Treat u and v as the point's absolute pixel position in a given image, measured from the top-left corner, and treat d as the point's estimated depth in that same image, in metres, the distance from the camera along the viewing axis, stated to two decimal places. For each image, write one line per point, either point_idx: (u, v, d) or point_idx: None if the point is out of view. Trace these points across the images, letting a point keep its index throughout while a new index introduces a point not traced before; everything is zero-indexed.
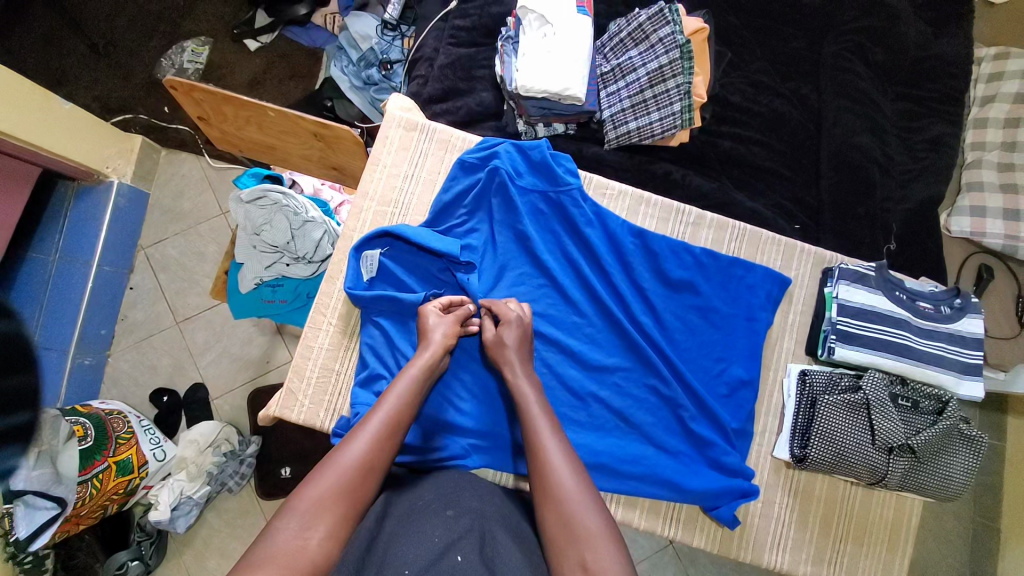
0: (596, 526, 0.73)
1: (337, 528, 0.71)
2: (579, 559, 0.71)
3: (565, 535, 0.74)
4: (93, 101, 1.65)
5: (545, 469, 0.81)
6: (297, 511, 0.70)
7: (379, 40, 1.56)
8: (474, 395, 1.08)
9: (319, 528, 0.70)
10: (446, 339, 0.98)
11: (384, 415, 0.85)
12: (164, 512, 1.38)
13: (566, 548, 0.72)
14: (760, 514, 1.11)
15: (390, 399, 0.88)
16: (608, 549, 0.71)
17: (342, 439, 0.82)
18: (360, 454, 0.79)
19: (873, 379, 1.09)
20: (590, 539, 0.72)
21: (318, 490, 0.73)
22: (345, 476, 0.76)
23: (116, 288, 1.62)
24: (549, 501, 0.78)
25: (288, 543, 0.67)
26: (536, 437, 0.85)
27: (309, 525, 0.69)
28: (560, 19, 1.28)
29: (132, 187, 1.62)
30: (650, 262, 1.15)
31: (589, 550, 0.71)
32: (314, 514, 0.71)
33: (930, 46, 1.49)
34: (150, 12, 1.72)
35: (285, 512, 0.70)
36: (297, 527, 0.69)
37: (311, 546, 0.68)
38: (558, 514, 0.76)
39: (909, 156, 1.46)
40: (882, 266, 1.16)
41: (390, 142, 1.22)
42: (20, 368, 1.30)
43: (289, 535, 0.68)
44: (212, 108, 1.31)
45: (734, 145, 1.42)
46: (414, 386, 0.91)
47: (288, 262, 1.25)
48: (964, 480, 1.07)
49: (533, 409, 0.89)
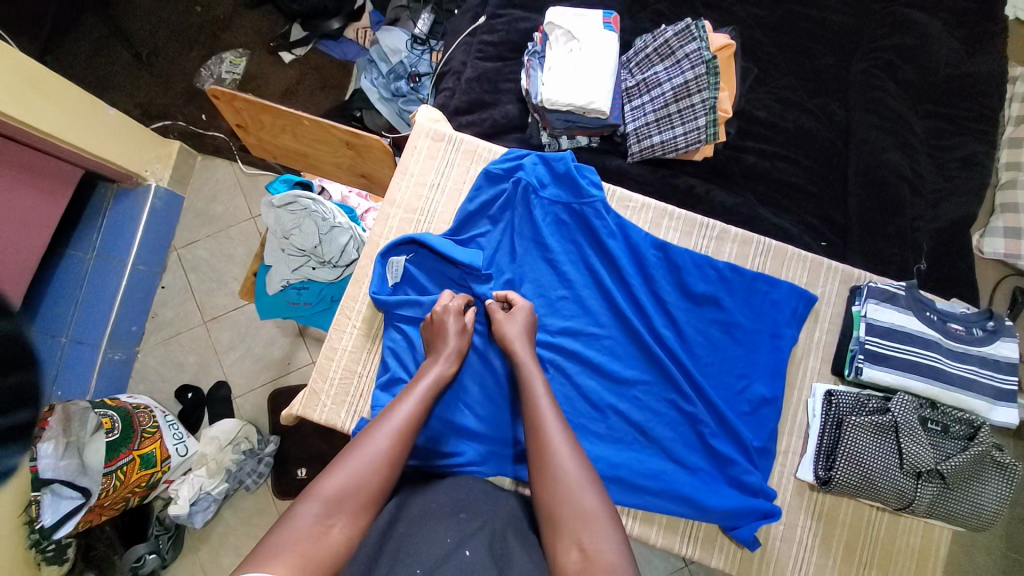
0: (591, 506, 0.74)
1: (357, 515, 0.73)
2: (576, 540, 0.71)
3: (563, 513, 0.74)
4: (134, 107, 1.74)
5: (543, 450, 0.82)
6: (319, 498, 0.71)
7: (409, 53, 1.61)
8: (483, 396, 1.08)
9: (341, 517, 0.71)
10: (459, 340, 1.01)
11: (410, 412, 0.87)
12: (183, 506, 1.41)
13: (563, 529, 0.73)
14: (781, 536, 1.08)
15: (409, 397, 0.90)
16: (605, 531, 0.71)
17: (363, 432, 0.83)
18: (381, 447, 0.80)
19: (901, 401, 1.06)
20: (586, 520, 0.73)
21: (339, 480, 0.75)
22: (366, 469, 0.77)
23: (148, 287, 1.68)
24: (547, 483, 0.78)
25: (310, 528, 0.68)
26: (535, 416, 0.87)
27: (330, 514, 0.71)
28: (587, 35, 1.31)
29: (169, 190, 1.68)
30: (672, 275, 1.15)
31: (586, 532, 0.71)
32: (338, 502, 0.72)
33: (962, 65, 1.47)
34: (191, 24, 1.80)
35: (305, 498, 0.71)
36: (318, 514, 0.70)
37: (333, 535, 0.69)
38: (554, 494, 0.77)
39: (940, 175, 1.43)
40: (912, 286, 1.13)
41: (418, 151, 1.25)
42: (20, 366, 1.32)
43: (309, 521, 0.69)
44: (251, 116, 1.36)
45: (759, 160, 1.42)
46: (429, 390, 0.92)
47: (315, 266, 1.27)
48: (996, 509, 1.03)
49: (536, 392, 0.91)
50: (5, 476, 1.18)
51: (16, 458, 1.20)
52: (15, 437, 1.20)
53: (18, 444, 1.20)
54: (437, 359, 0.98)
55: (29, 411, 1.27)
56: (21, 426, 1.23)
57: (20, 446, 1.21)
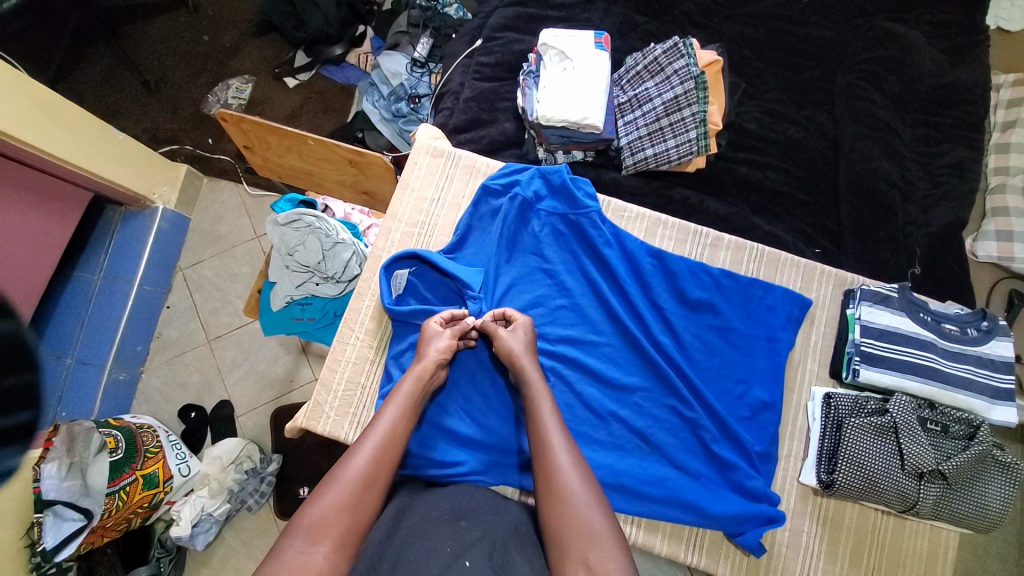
0: (598, 526, 0.74)
1: (342, 541, 0.73)
2: (583, 560, 0.71)
3: (569, 534, 0.75)
4: (143, 133, 1.80)
5: (549, 471, 0.82)
6: (302, 527, 0.72)
7: (408, 76, 1.67)
8: (481, 405, 1.09)
9: (325, 542, 0.72)
10: (442, 352, 1.01)
11: (389, 427, 0.88)
12: (185, 528, 1.40)
13: (570, 548, 0.73)
14: (787, 542, 1.08)
15: (387, 413, 0.90)
16: (610, 550, 0.71)
17: (346, 452, 0.84)
18: (361, 468, 0.81)
19: (900, 402, 1.07)
20: (593, 539, 0.73)
21: (324, 505, 0.75)
22: (351, 490, 0.78)
23: (154, 306, 1.70)
24: (554, 502, 0.79)
25: (295, 558, 0.68)
26: (539, 437, 0.87)
27: (314, 541, 0.71)
28: (580, 54, 1.36)
29: (175, 212, 1.72)
30: (668, 282, 1.17)
31: (593, 550, 0.72)
32: (320, 529, 0.72)
33: (945, 74, 1.51)
34: (199, 52, 1.88)
35: (290, 530, 0.72)
36: (303, 543, 0.70)
37: (317, 560, 0.69)
38: (560, 512, 0.77)
39: (930, 181, 1.46)
40: (905, 288, 1.15)
41: (418, 168, 1.29)
42: (23, 367, 1.37)
43: (295, 551, 0.69)
44: (256, 137, 1.41)
45: (750, 170, 1.45)
46: (408, 404, 0.92)
47: (318, 282, 1.30)
48: (1001, 509, 1.03)
49: (536, 408, 0.91)
50: (5, 476, 1.20)
51: (14, 458, 1.23)
52: (18, 437, 1.27)
53: (18, 445, 1.25)
54: (417, 371, 0.98)
55: (30, 413, 1.36)
56: (20, 428, 1.29)
57: (19, 448, 1.25)
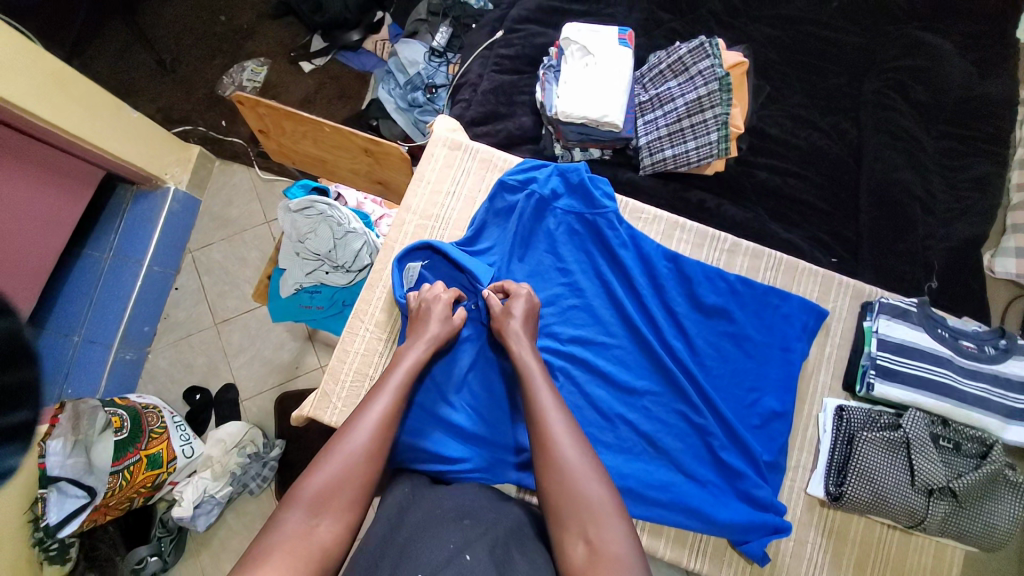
0: (599, 499, 0.75)
1: (343, 511, 0.74)
2: (583, 534, 0.72)
3: (568, 507, 0.75)
4: (157, 112, 1.79)
5: (547, 442, 0.81)
6: (301, 501, 0.72)
7: (426, 66, 1.65)
8: (481, 379, 1.09)
9: (326, 515, 0.72)
10: (438, 322, 1.01)
11: (387, 398, 0.87)
12: (187, 509, 1.41)
13: (571, 524, 0.74)
14: (791, 552, 1.07)
15: (385, 386, 0.89)
16: (610, 523, 0.72)
17: (344, 426, 0.82)
18: (358, 440, 0.80)
19: (914, 418, 1.06)
20: (594, 514, 0.73)
21: (323, 478, 0.75)
22: (349, 462, 0.77)
23: (162, 287, 1.70)
24: (551, 475, 0.78)
25: (297, 530, 0.69)
26: (538, 409, 0.85)
27: (314, 514, 0.71)
28: (603, 50, 1.34)
29: (186, 193, 1.71)
30: (683, 286, 1.15)
31: (593, 525, 0.72)
32: (320, 502, 0.73)
33: (974, 86, 1.48)
34: (215, 33, 1.86)
35: (288, 503, 0.72)
36: (303, 516, 0.71)
37: (319, 533, 0.70)
38: (559, 483, 0.77)
39: (952, 195, 1.43)
40: (925, 303, 1.14)
41: (435, 159, 1.28)
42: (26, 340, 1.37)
43: (295, 524, 0.70)
44: (273, 122, 1.39)
45: (770, 176, 1.43)
46: (404, 376, 0.91)
47: (328, 270, 1.29)
48: (1008, 529, 1.02)
49: (536, 382, 0.90)
50: (4, 476, 1.20)
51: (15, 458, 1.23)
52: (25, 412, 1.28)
53: (18, 444, 1.24)
54: (418, 340, 0.98)
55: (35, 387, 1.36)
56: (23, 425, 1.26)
57: (20, 447, 1.24)
